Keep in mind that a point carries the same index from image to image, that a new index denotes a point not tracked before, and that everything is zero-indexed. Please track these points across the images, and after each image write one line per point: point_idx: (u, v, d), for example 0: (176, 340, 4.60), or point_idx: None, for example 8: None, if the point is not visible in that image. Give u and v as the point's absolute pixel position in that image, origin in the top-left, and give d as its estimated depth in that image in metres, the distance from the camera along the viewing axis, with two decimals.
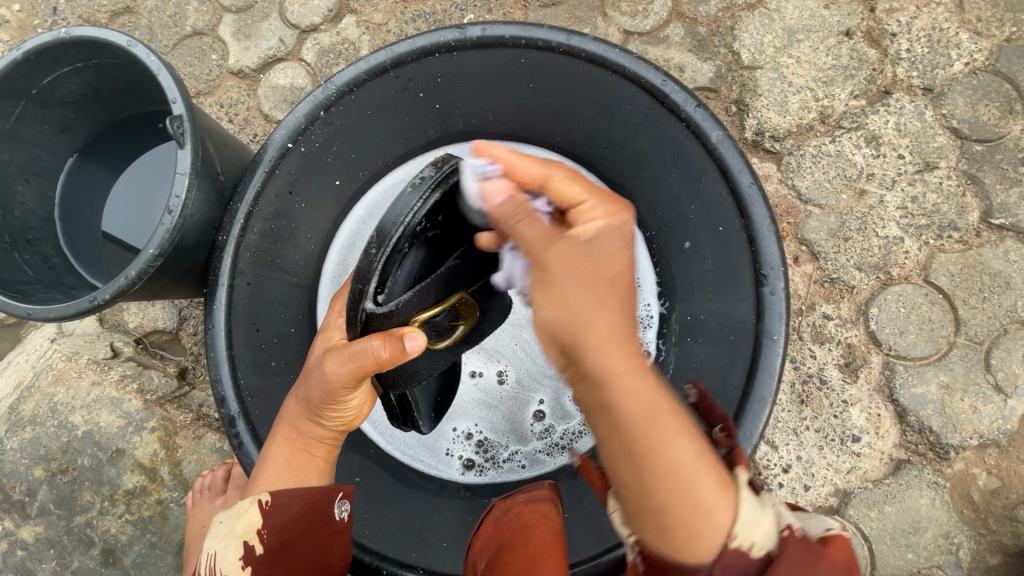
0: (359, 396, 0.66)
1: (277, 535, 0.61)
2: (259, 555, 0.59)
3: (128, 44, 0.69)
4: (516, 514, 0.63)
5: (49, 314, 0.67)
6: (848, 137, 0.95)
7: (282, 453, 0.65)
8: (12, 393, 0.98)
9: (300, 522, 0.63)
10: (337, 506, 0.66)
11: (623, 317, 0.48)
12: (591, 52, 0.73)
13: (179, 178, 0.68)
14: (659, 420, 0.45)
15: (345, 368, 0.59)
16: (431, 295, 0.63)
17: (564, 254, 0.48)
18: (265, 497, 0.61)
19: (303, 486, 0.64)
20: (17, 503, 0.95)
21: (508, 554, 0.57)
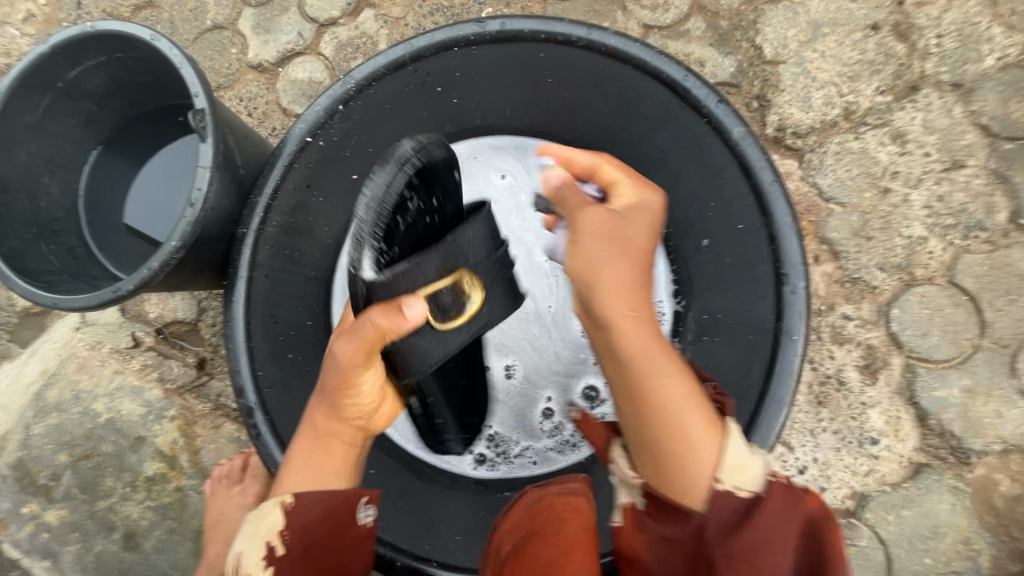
0: (374, 380, 0.62)
1: (299, 536, 0.61)
2: (279, 555, 0.60)
3: (151, 38, 0.70)
4: (546, 505, 0.62)
5: (76, 304, 0.69)
6: (873, 133, 0.93)
7: (310, 455, 0.63)
8: (38, 380, 1.00)
9: (322, 524, 0.62)
10: (360, 510, 0.65)
11: (630, 272, 0.49)
12: (611, 47, 0.75)
13: (201, 171, 0.69)
14: (659, 366, 0.47)
15: (354, 344, 0.57)
16: (428, 271, 0.58)
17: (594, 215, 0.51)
18: (288, 500, 0.60)
19: (324, 487, 0.63)
20: (42, 487, 0.97)
21: (539, 542, 0.57)
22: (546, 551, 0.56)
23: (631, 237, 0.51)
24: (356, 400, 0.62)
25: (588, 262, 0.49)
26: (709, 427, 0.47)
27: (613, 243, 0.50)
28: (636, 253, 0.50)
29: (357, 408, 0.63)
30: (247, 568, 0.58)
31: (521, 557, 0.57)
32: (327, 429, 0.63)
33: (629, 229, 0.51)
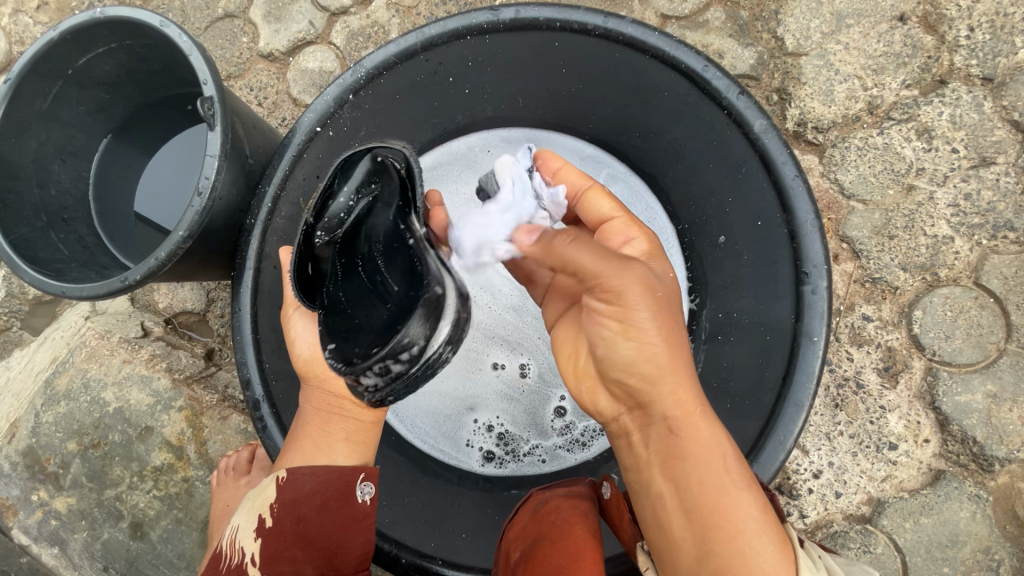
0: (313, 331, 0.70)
1: (289, 509, 0.63)
2: (269, 528, 0.62)
3: (161, 24, 0.69)
4: (556, 507, 0.62)
5: (84, 292, 0.69)
6: (898, 128, 0.90)
7: (299, 428, 0.68)
8: (48, 368, 1.00)
9: (314, 498, 0.64)
10: (359, 487, 0.67)
11: (676, 381, 0.53)
12: (628, 35, 0.71)
13: (208, 160, 0.68)
14: (721, 485, 0.51)
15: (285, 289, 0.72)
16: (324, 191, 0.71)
17: (634, 281, 0.52)
18: (281, 474, 0.64)
19: (313, 460, 0.66)
20: (52, 475, 0.98)
21: (550, 546, 0.55)
22: (555, 553, 0.54)
23: (668, 328, 0.53)
24: (306, 360, 0.69)
25: (639, 343, 0.52)
26: (780, 560, 0.49)
27: (663, 319, 0.52)
28: (682, 335, 0.54)
29: (315, 368, 0.69)
30: (241, 540, 0.62)
31: (530, 561, 0.55)
32: (306, 402, 0.69)
33: (665, 295, 0.55)
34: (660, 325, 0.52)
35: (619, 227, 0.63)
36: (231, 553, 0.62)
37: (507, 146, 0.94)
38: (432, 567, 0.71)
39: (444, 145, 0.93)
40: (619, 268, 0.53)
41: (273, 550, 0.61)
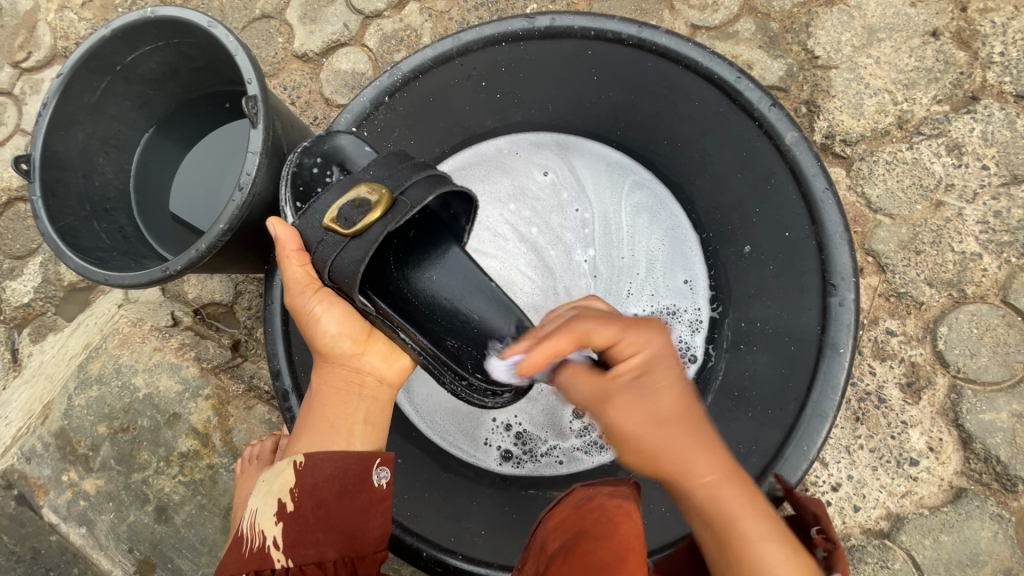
0: (328, 314, 0.69)
1: (309, 494, 0.63)
2: (289, 511, 0.62)
3: (208, 24, 0.72)
4: (600, 505, 0.59)
5: (125, 280, 0.71)
6: (927, 144, 0.90)
7: (316, 410, 0.68)
8: (82, 353, 1.04)
9: (334, 484, 0.65)
10: (375, 472, 0.68)
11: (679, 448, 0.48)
12: (661, 45, 0.71)
13: (250, 157, 0.70)
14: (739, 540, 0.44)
15: (297, 269, 0.67)
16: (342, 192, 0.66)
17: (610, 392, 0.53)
18: (299, 458, 0.64)
19: (333, 446, 0.66)
20: (81, 456, 1.01)
21: (592, 543, 0.54)
22: (598, 550, 0.53)
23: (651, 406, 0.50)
24: (331, 338, 0.69)
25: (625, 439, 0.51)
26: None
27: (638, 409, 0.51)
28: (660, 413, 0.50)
29: (341, 346, 0.69)
30: (261, 523, 0.62)
31: (570, 556, 0.53)
32: (322, 383, 0.69)
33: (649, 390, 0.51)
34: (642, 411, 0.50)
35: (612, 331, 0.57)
36: (251, 536, 0.62)
37: (535, 149, 0.97)
38: (451, 561, 0.71)
39: (474, 147, 0.96)
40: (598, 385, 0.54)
41: (294, 534, 0.61)
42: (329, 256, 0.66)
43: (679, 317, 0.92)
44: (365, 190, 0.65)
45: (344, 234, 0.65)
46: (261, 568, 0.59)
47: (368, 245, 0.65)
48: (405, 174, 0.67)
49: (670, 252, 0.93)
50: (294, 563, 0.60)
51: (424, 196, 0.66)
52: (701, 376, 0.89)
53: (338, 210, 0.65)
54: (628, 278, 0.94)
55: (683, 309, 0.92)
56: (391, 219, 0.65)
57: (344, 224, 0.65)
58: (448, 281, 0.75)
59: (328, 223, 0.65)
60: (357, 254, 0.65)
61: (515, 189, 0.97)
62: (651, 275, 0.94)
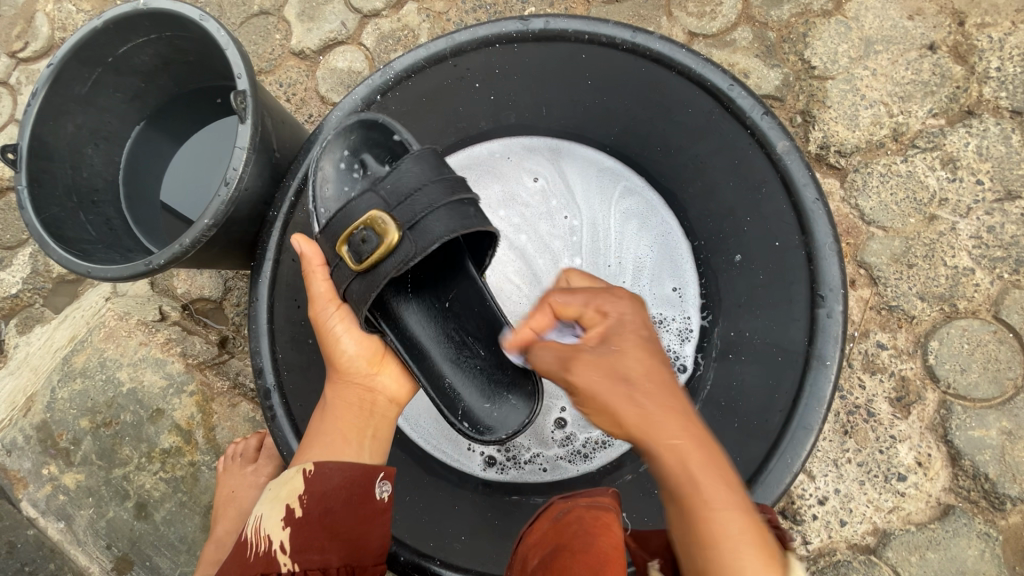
0: (348, 336, 0.69)
1: (318, 501, 0.61)
2: (297, 517, 0.60)
3: (200, 18, 0.71)
4: (576, 517, 0.58)
5: (109, 274, 0.71)
6: (922, 157, 0.90)
7: (327, 425, 0.66)
8: (67, 345, 1.04)
9: (340, 492, 0.62)
10: (379, 485, 0.65)
11: (625, 398, 0.46)
12: (655, 51, 0.71)
13: (238, 152, 0.69)
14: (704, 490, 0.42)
15: (320, 283, 0.67)
16: (357, 214, 0.64)
17: (582, 360, 0.50)
18: (309, 467, 0.62)
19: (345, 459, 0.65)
20: (63, 450, 1.00)
21: (569, 557, 0.52)
22: (575, 565, 0.51)
23: (619, 368, 0.48)
24: (348, 357, 0.69)
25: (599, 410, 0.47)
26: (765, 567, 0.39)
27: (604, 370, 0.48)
28: (627, 383, 0.47)
29: (356, 365, 0.70)
30: (268, 529, 0.59)
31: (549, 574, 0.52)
32: (337, 398, 0.68)
33: (623, 358, 0.49)
34: (602, 370, 0.48)
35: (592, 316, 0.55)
36: (255, 540, 0.59)
37: (528, 153, 0.96)
38: (428, 565, 0.69)
39: (465, 150, 0.95)
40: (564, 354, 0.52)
41: (301, 542, 0.59)
42: (344, 282, 0.66)
43: (667, 326, 0.91)
44: (381, 220, 0.63)
45: (356, 267, 0.64)
46: (266, 572, 0.56)
47: (377, 280, 0.64)
48: (419, 203, 0.63)
49: (660, 261, 0.92)
50: (300, 568, 0.58)
51: (440, 229, 0.63)
52: (688, 386, 0.88)
53: (350, 239, 0.64)
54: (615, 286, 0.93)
55: (672, 317, 0.91)
56: (408, 255, 0.63)
57: (356, 255, 0.64)
58: (464, 315, 0.76)
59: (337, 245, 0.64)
60: (365, 289, 0.65)
61: (506, 195, 0.97)
62: (639, 283, 0.93)
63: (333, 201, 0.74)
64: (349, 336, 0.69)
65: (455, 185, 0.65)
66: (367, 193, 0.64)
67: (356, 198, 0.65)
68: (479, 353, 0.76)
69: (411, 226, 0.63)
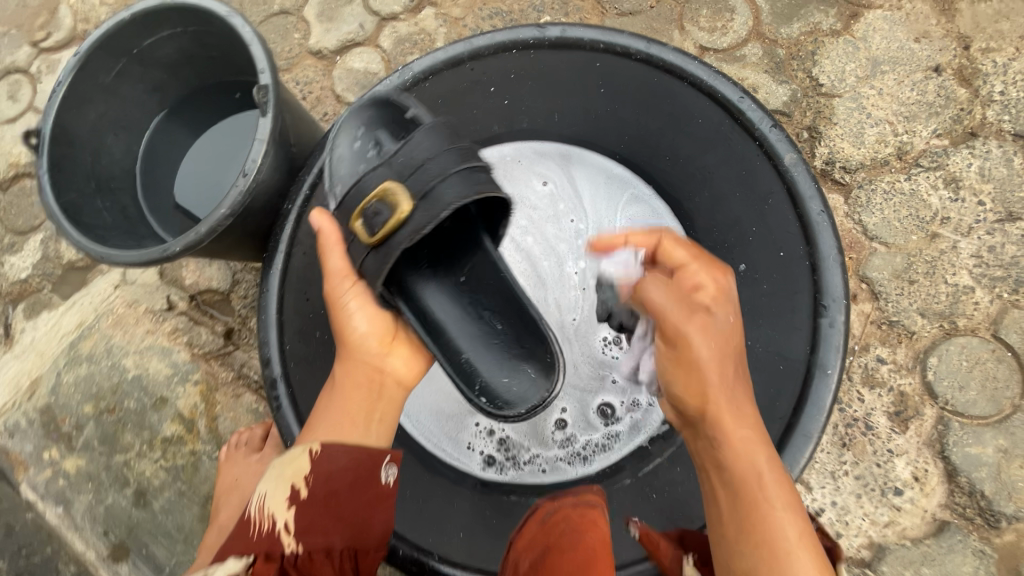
0: (361, 313, 0.69)
1: (323, 482, 0.63)
2: (303, 498, 0.62)
3: (226, 14, 0.73)
4: (564, 516, 0.59)
5: (124, 259, 0.72)
6: (925, 176, 0.91)
7: (335, 403, 0.67)
8: (75, 331, 1.05)
9: (346, 475, 0.64)
10: (385, 468, 0.67)
11: (719, 374, 0.57)
12: (668, 62, 0.74)
13: (257, 144, 0.71)
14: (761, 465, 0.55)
15: (337, 257, 0.67)
16: (371, 186, 0.65)
17: (696, 326, 0.58)
18: (315, 446, 0.63)
19: (350, 439, 0.65)
20: (65, 435, 1.00)
21: (558, 557, 0.54)
22: (567, 563, 0.53)
23: (722, 342, 0.59)
24: (359, 335, 0.69)
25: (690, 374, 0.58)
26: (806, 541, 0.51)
27: (713, 346, 0.58)
28: (725, 362, 0.58)
29: (367, 344, 0.69)
30: (271, 507, 0.61)
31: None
32: (346, 376, 0.68)
33: (724, 337, 0.59)
34: (711, 344, 0.58)
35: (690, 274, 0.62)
36: (258, 518, 0.61)
37: (537, 158, 0.97)
38: (427, 561, 0.72)
39: None
40: (679, 310, 0.60)
41: (306, 522, 0.61)
42: (358, 258, 0.67)
43: None
44: (402, 192, 0.63)
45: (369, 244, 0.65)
46: (270, 551, 0.59)
47: (393, 252, 0.64)
48: (431, 172, 0.64)
49: None
50: (303, 549, 0.60)
51: (452, 198, 0.63)
52: None
53: (364, 212, 0.64)
54: None
55: None
56: (423, 227, 0.63)
57: (369, 229, 0.64)
58: (483, 292, 0.76)
59: (351, 219, 0.65)
60: (380, 262, 0.65)
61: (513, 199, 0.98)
62: None
63: (346, 177, 0.71)
64: (361, 314, 0.69)
65: (469, 155, 0.66)
66: (382, 167, 0.65)
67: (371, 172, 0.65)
68: (497, 330, 0.75)
69: (424, 197, 0.63)
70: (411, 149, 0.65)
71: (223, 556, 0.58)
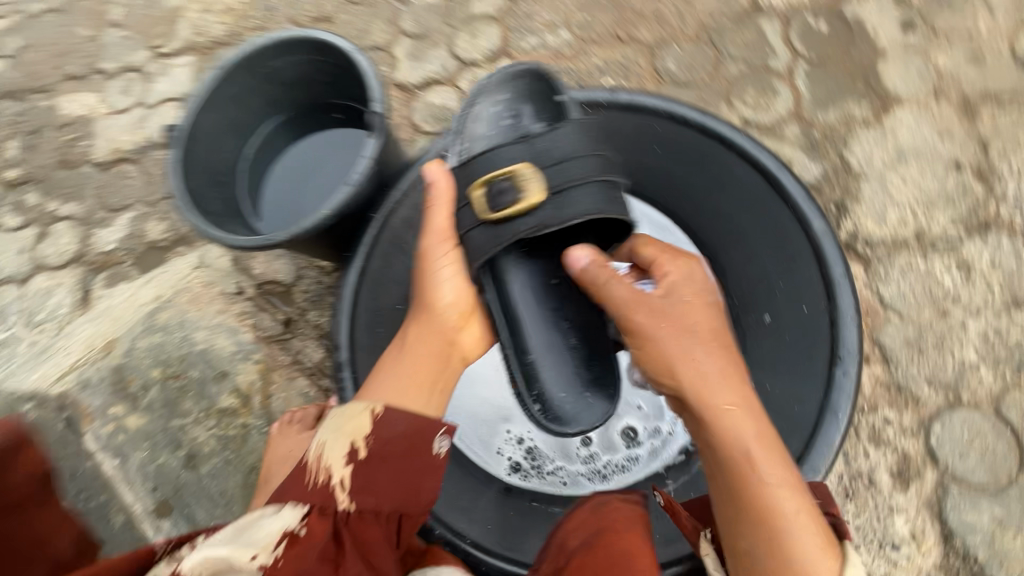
0: (449, 287, 0.80)
1: (382, 445, 0.69)
2: (361, 457, 0.68)
3: (350, 50, 0.88)
4: (617, 506, 0.67)
5: (235, 243, 0.84)
6: (940, 258, 1.00)
7: (407, 363, 0.78)
8: (153, 302, 1.16)
9: (402, 442, 0.70)
10: (439, 439, 0.73)
11: (689, 358, 0.67)
12: (720, 132, 0.86)
13: (363, 159, 0.83)
14: (748, 438, 0.63)
15: (441, 215, 0.78)
16: (501, 164, 0.74)
17: (651, 310, 0.70)
18: (377, 408, 0.71)
19: (416, 397, 0.76)
20: (131, 394, 1.10)
21: (611, 535, 0.62)
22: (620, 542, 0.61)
23: (688, 326, 0.69)
24: (444, 303, 0.80)
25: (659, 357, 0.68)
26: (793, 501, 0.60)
27: (676, 331, 0.68)
28: (691, 348, 0.67)
29: (445, 314, 0.80)
30: (330, 460, 0.66)
31: (593, 547, 0.61)
32: (420, 341, 0.79)
33: (681, 321, 0.69)
34: (672, 329, 0.68)
35: (663, 265, 0.75)
36: (317, 469, 0.66)
37: None
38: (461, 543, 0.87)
39: None
40: (641, 298, 0.71)
41: (361, 479, 0.67)
42: (469, 229, 0.78)
43: None
44: (535, 183, 0.73)
45: (485, 219, 0.76)
46: (324, 505, 0.64)
47: (507, 233, 0.75)
48: (569, 172, 0.74)
49: None
50: (356, 507, 0.66)
51: (580, 204, 0.74)
52: None
53: (491, 186, 0.74)
54: None
55: None
56: (546, 219, 0.74)
57: (492, 204, 0.75)
58: (564, 304, 0.83)
59: (473, 187, 0.75)
60: (489, 238, 0.77)
61: None
62: None
63: (482, 138, 0.82)
64: (446, 287, 0.80)
65: (603, 164, 0.75)
66: (520, 148, 0.74)
67: (507, 149, 0.75)
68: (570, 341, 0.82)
69: (557, 192, 0.73)
70: (555, 139, 0.74)
71: (283, 498, 0.64)
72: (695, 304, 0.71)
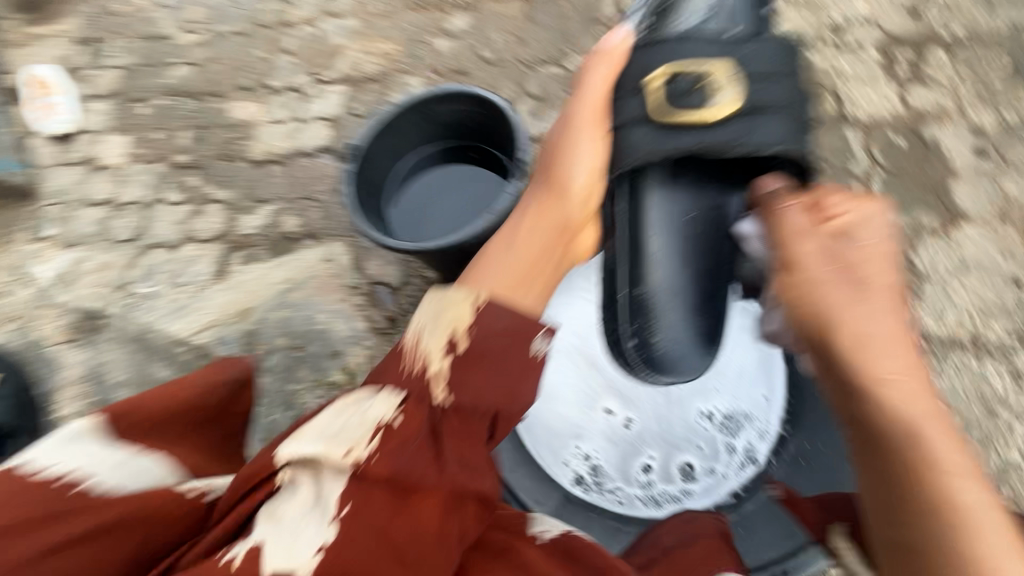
0: (578, 173, 0.89)
1: (480, 342, 0.67)
2: (459, 351, 0.66)
3: (508, 109, 1.09)
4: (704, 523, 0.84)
5: (391, 245, 1.03)
6: (995, 364, 1.14)
7: (522, 238, 0.83)
8: (285, 283, 1.37)
9: (500, 340, 0.68)
10: (540, 337, 0.70)
11: (851, 310, 0.67)
12: None
13: (507, 196, 1.02)
14: (908, 401, 0.60)
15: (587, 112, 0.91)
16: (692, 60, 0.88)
17: (815, 250, 0.73)
18: (481, 302, 0.69)
19: (525, 272, 0.79)
20: (258, 355, 1.30)
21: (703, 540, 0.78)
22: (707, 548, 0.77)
23: (855, 270, 0.70)
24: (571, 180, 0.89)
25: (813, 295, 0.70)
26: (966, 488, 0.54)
27: (836, 277, 0.70)
28: (861, 294, 0.68)
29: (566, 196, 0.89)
30: (428, 348, 0.66)
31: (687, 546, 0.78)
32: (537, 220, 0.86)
33: (853, 263, 0.71)
34: (836, 271, 0.71)
35: (843, 206, 0.77)
36: (414, 354, 0.67)
37: None
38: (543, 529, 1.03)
39: None
40: (812, 232, 0.75)
41: (457, 373, 0.66)
42: (629, 133, 0.89)
43: (752, 422, 1.09)
44: (727, 91, 0.86)
45: (656, 121, 0.87)
46: (422, 393, 0.65)
47: (676, 138, 0.86)
48: (759, 128, 0.86)
49: (759, 369, 1.11)
50: (450, 402, 0.65)
51: (767, 138, 0.86)
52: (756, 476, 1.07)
53: (683, 80, 0.87)
54: (718, 377, 1.11)
55: (757, 418, 1.09)
56: (727, 140, 0.86)
57: (673, 100, 0.87)
58: (686, 250, 0.94)
59: (663, 83, 0.87)
60: (659, 143, 0.87)
61: None
62: (738, 384, 1.11)
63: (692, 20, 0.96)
64: (575, 175, 0.89)
65: (791, 118, 0.87)
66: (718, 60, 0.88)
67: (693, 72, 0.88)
68: (681, 282, 0.93)
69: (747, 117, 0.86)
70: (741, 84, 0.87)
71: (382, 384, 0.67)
72: (868, 251, 0.72)
